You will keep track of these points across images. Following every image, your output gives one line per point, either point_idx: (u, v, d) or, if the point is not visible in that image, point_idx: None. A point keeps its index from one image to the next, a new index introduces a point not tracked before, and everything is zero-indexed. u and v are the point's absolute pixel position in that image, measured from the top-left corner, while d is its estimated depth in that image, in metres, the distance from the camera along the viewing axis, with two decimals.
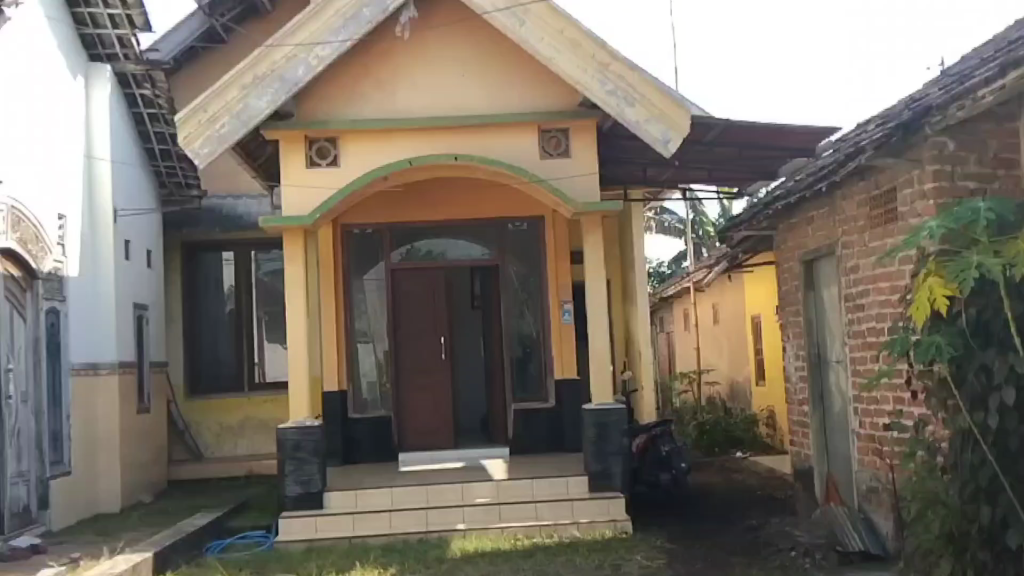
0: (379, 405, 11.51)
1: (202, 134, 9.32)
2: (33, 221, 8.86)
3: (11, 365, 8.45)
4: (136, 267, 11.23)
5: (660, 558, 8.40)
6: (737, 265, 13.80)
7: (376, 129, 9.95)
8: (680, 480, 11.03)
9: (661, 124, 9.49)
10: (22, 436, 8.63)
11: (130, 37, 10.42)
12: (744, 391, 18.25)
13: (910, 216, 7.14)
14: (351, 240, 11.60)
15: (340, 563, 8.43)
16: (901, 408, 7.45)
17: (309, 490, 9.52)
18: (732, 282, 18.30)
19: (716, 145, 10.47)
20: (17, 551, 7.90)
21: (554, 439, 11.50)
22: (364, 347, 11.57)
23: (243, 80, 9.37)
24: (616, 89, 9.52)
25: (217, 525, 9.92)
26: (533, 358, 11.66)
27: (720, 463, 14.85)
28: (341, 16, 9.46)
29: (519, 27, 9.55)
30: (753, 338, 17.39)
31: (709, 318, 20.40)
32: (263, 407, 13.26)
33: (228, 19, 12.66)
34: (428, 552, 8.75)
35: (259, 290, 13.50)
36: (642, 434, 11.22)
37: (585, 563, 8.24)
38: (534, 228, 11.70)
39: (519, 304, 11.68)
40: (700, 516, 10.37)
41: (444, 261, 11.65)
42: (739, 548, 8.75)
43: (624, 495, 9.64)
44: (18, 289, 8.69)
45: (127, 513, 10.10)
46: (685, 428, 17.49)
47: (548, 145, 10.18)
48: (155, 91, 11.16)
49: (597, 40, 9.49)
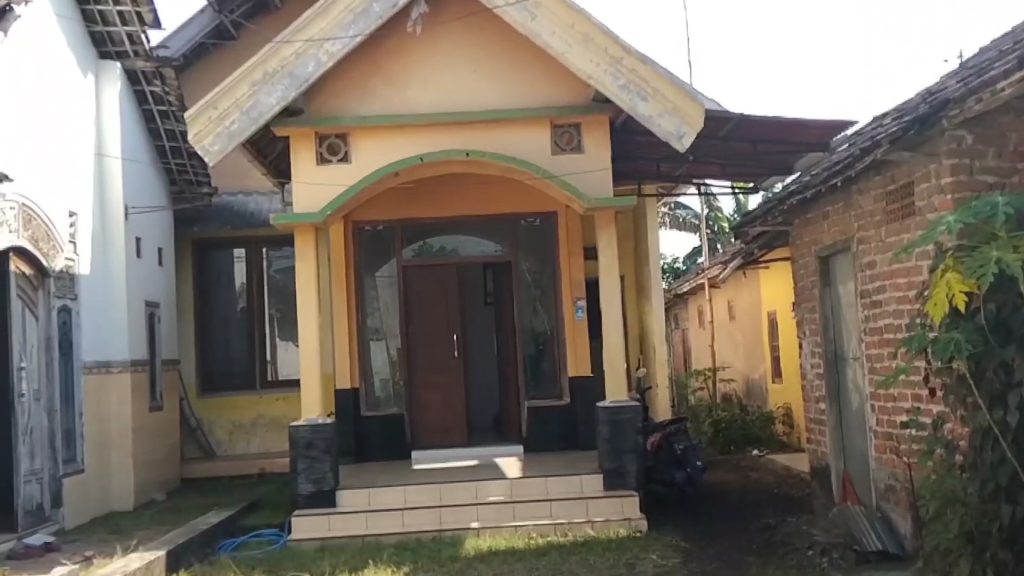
0: (392, 402, 11.43)
1: (213, 130, 9.27)
2: (45, 219, 8.83)
3: (24, 363, 8.44)
4: (147, 265, 11.20)
5: (677, 557, 8.29)
6: (753, 261, 13.65)
7: (386, 125, 9.87)
8: (695, 478, 10.87)
9: (675, 119, 9.38)
10: (35, 434, 8.61)
11: (140, 34, 10.32)
12: (759, 388, 18.11)
13: (927, 211, 6.98)
14: (362, 237, 11.50)
15: (353, 562, 8.36)
16: (920, 406, 7.31)
17: (321, 488, 9.45)
18: (747, 278, 18.16)
19: (730, 140, 10.33)
20: (30, 549, 7.86)
21: (569, 437, 11.39)
22: (376, 344, 11.49)
23: (254, 75, 9.30)
24: (629, 84, 9.41)
25: (229, 522, 9.87)
26: (546, 355, 11.55)
27: (738, 461, 14.71)
28: (351, 11, 9.38)
29: (531, 21, 9.43)
30: (769, 335, 17.24)
31: (724, 315, 20.26)
32: (275, 404, 13.20)
33: (238, 16, 12.61)
34: (442, 550, 8.67)
35: (271, 285, 13.44)
36: (657, 432, 11.19)
37: (599, 562, 8.14)
38: (547, 224, 11.58)
39: (532, 300, 11.57)
40: (720, 515, 10.25)
41: (459, 257, 11.56)
42: (756, 548, 8.62)
43: (639, 493, 9.54)
44: (30, 288, 8.69)
45: (140, 511, 10.07)
46: (700, 425, 17.37)
47: (561, 140, 10.09)
48: (165, 87, 11.04)
49: (611, 34, 9.37)
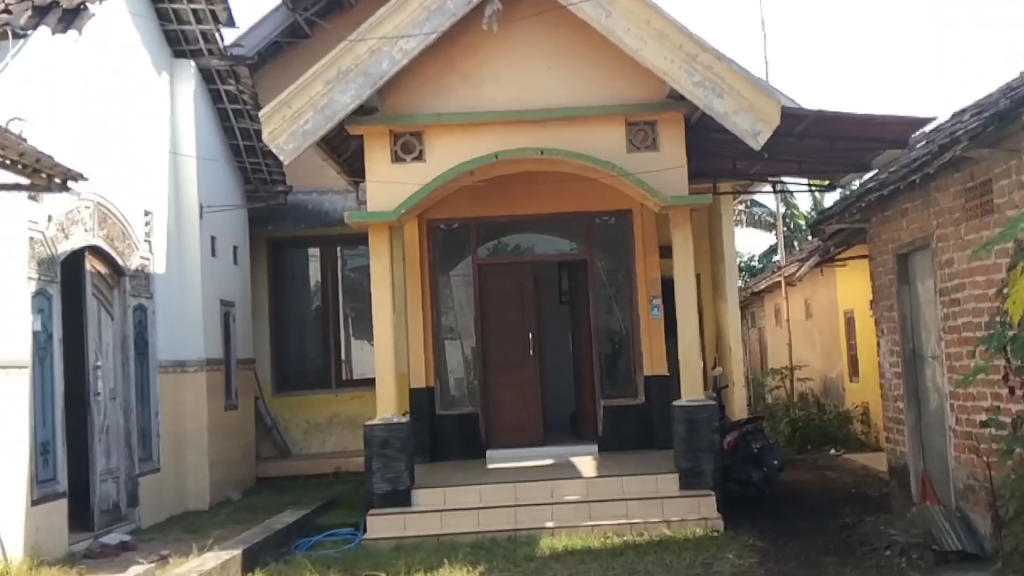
0: (467, 401, 11.38)
1: (287, 129, 9.30)
2: (121, 218, 9.00)
3: (100, 362, 8.62)
4: (223, 264, 11.37)
5: (754, 557, 8.01)
6: (830, 259, 13.20)
7: (460, 123, 9.80)
8: (772, 478, 10.54)
9: (751, 116, 9.13)
10: (111, 433, 8.78)
11: (214, 32, 10.44)
12: (837, 388, 17.55)
13: (1006, 208, 6.65)
14: (437, 236, 11.43)
15: (428, 561, 8.30)
16: (999, 406, 6.91)
17: (397, 487, 9.42)
18: (823, 275, 17.64)
19: (806, 137, 9.97)
20: (106, 549, 8.08)
21: (645, 437, 11.20)
22: (451, 343, 11.44)
23: (328, 75, 9.32)
24: (704, 81, 9.15)
25: (305, 523, 9.91)
26: (621, 355, 11.36)
27: (814, 460, 14.25)
28: (423, 8, 9.36)
29: (605, 18, 9.22)
30: (846, 334, 16.70)
31: (800, 313, 19.73)
32: (350, 403, 13.29)
33: (312, 14, 12.70)
34: (518, 549, 8.55)
35: (346, 284, 13.53)
36: (733, 431, 10.83)
37: (676, 562, 7.93)
38: (622, 223, 11.44)
39: (608, 300, 11.41)
40: (796, 515, 9.91)
41: (534, 256, 11.41)
42: (834, 548, 8.30)
43: (716, 493, 9.31)
44: (105, 287, 8.88)
45: (216, 510, 10.22)
46: (775, 425, 16.93)
47: (636, 138, 9.88)
48: (239, 86, 11.18)
49: (686, 30, 9.14)
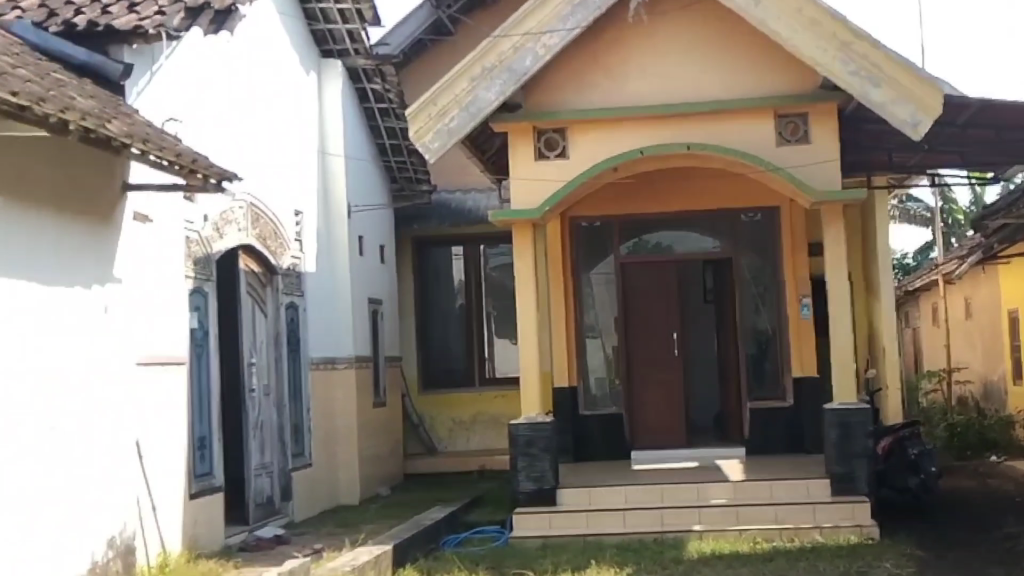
0: (610, 401, 11.11)
1: (432, 128, 9.26)
2: (272, 218, 9.23)
3: (254, 359, 8.84)
4: (370, 263, 11.55)
5: (912, 567, 7.50)
6: (991, 257, 12.23)
7: (606, 118, 9.56)
8: (930, 485, 9.85)
9: (910, 105, 8.50)
10: (266, 429, 8.98)
11: (360, 31, 10.54)
12: (998, 391, 16.30)
13: None
14: (579, 233, 11.15)
15: (575, 561, 8.11)
16: None
17: (542, 486, 9.25)
18: (985, 272, 16.44)
19: (969, 125, 9.25)
20: (261, 542, 8.31)
21: (794, 441, 10.70)
22: (593, 342, 11.16)
23: (473, 71, 9.27)
24: (859, 69, 8.60)
25: (452, 519, 9.93)
26: (768, 355, 10.88)
27: (976, 467, 13.27)
28: (568, 2, 9.23)
29: (754, 6, 8.77)
30: (1008, 334, 15.48)
31: (959, 312, 18.45)
32: (495, 402, 13.30)
33: (455, 11, 12.74)
34: (666, 552, 8.26)
35: (489, 283, 13.52)
36: (888, 435, 9.98)
37: (830, 569, 7.49)
38: (770, 219, 10.96)
39: (755, 299, 10.94)
40: (956, 523, 9.18)
41: (674, 255, 11.05)
42: (1000, 558, 7.74)
43: (871, 500, 8.79)
44: (259, 284, 9.09)
45: (366, 505, 10.37)
46: (931, 430, 15.89)
47: (785, 131, 9.42)
48: (385, 85, 11.29)
49: (841, 16, 8.60)
